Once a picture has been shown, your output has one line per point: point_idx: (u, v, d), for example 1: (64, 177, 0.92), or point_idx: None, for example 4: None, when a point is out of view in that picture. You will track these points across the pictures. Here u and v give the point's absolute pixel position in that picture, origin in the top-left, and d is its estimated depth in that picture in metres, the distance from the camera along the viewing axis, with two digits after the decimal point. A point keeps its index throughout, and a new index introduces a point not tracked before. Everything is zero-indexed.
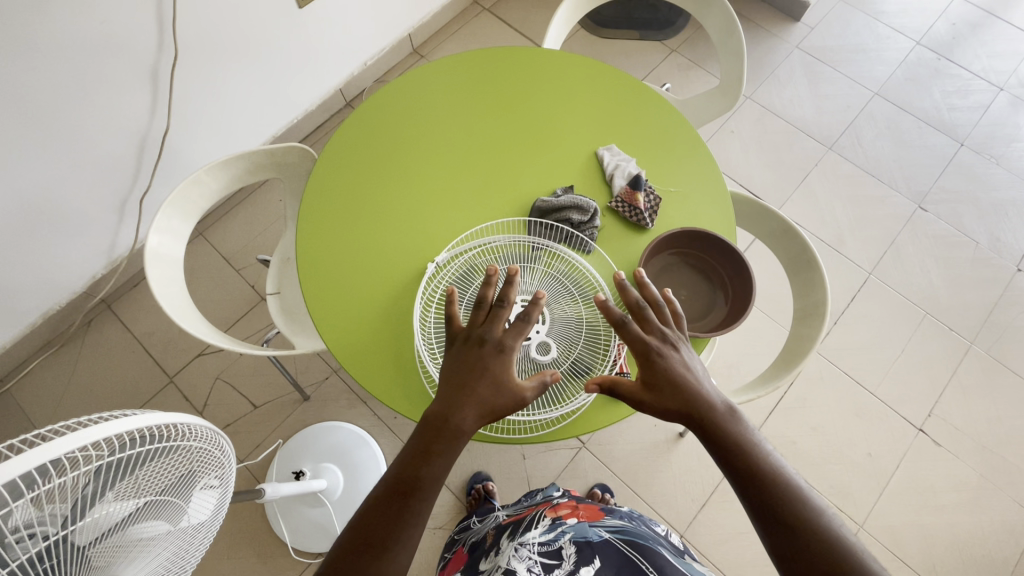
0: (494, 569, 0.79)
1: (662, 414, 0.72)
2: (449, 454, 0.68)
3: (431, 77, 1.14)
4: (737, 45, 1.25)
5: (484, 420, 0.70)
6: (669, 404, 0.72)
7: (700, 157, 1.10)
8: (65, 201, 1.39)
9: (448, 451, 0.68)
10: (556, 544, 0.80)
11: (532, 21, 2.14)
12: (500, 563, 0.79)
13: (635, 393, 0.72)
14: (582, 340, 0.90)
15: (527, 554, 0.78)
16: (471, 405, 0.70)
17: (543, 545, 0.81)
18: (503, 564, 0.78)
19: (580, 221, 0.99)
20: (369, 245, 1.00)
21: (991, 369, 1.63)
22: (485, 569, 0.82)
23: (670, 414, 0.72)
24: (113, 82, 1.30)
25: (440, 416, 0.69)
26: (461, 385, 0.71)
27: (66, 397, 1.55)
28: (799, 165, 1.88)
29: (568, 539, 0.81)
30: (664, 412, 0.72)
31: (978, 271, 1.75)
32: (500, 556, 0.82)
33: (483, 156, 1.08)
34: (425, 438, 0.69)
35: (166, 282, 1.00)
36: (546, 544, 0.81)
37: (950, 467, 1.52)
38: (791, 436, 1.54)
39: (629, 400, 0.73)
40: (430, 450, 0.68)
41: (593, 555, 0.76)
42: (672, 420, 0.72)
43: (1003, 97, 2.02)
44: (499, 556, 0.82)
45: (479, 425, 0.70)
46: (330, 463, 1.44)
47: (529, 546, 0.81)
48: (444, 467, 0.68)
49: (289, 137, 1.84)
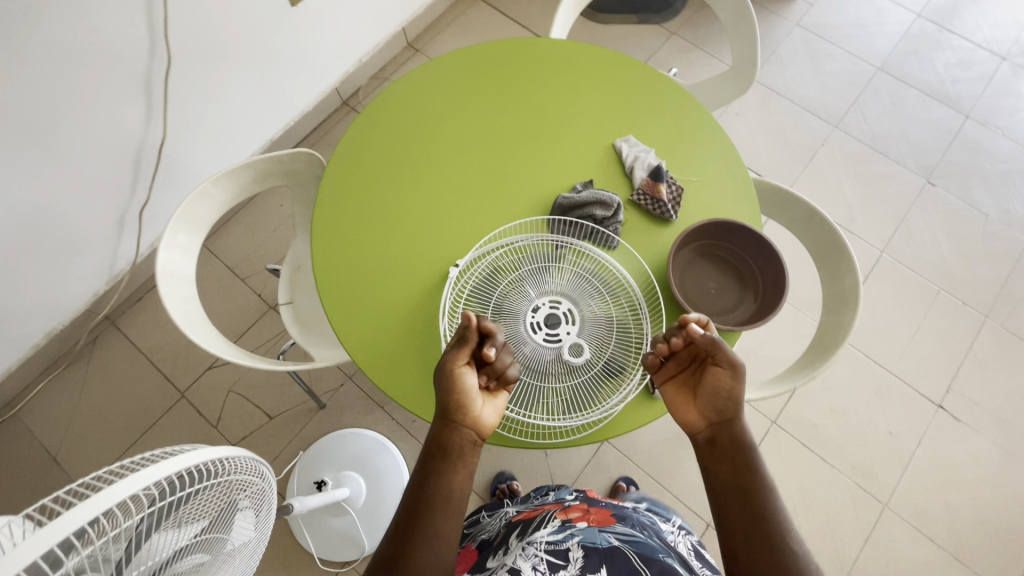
0: (500, 566, 0.78)
1: (728, 394, 0.75)
2: (455, 475, 0.72)
3: (433, 79, 1.10)
4: (748, 28, 1.21)
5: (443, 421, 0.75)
6: (737, 391, 0.75)
7: (718, 142, 1.07)
8: (64, 217, 1.35)
9: (455, 471, 0.73)
10: (564, 545, 0.78)
11: (529, 8, 2.09)
12: (507, 561, 0.78)
13: (735, 365, 0.75)
14: (613, 341, 0.88)
15: (533, 553, 0.77)
16: (472, 425, 0.75)
17: (550, 544, 0.79)
18: (508, 563, 0.77)
19: (603, 217, 0.96)
20: (389, 246, 0.97)
21: (1006, 342, 1.62)
22: (492, 567, 0.81)
23: (726, 401, 0.76)
24: (105, 92, 1.25)
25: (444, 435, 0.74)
26: (454, 406, 0.75)
27: (76, 418, 1.53)
28: (807, 145, 1.86)
29: (576, 542, 0.79)
30: (730, 394, 0.76)
31: (988, 243, 1.74)
32: (507, 555, 0.81)
33: (499, 152, 1.05)
34: (433, 460, 0.73)
35: (181, 301, 0.96)
36: (554, 543, 0.79)
37: (971, 442, 1.52)
38: (812, 420, 1.52)
39: (726, 365, 0.76)
40: (438, 467, 0.72)
41: (600, 563, 0.74)
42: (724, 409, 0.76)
43: (1006, 66, 2.00)
44: (507, 554, 0.81)
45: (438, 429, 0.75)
46: (352, 471, 1.42)
47: (537, 545, 0.79)
48: (456, 489, 0.72)
49: (286, 140, 1.80)
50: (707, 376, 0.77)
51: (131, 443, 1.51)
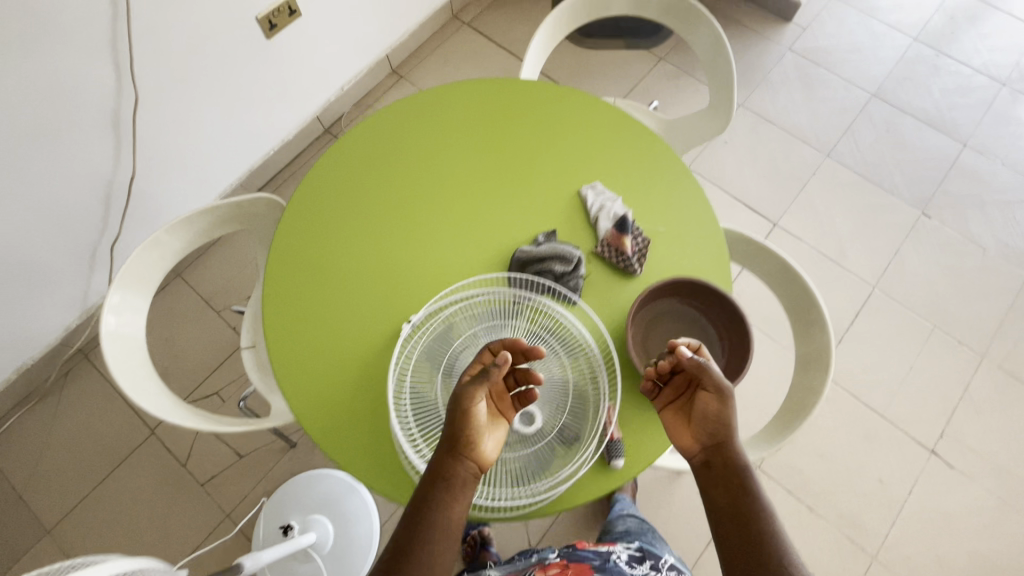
0: None
1: (717, 419, 0.74)
2: (455, 506, 0.71)
3: (399, 121, 1.07)
4: (726, 66, 1.17)
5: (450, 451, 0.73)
6: (726, 412, 0.74)
7: (689, 190, 1.03)
8: (30, 255, 1.33)
9: (455, 502, 0.71)
10: None
11: (516, 33, 2.07)
12: None
13: (721, 388, 0.74)
14: (570, 404, 0.84)
15: None
16: (473, 458, 0.73)
17: None
18: None
19: (564, 272, 0.91)
20: (344, 295, 0.94)
21: (1004, 384, 1.56)
22: None
23: (716, 426, 0.74)
24: (71, 131, 1.24)
25: (448, 464, 0.72)
26: (462, 436, 0.73)
27: (45, 454, 1.50)
28: (797, 175, 1.81)
29: None
30: (720, 419, 0.74)
31: (986, 279, 1.68)
32: None
33: (463, 195, 1.01)
34: (433, 487, 0.71)
35: (128, 355, 0.94)
36: None
37: (965, 490, 1.45)
38: (798, 465, 1.47)
39: (712, 389, 0.75)
40: (439, 495, 0.71)
41: None
42: (716, 435, 0.74)
43: (1006, 92, 1.94)
44: None
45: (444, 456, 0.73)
46: (319, 515, 1.38)
47: None
48: (454, 520, 0.71)
49: (266, 170, 1.78)
50: (696, 401, 0.76)
51: (98, 481, 1.48)
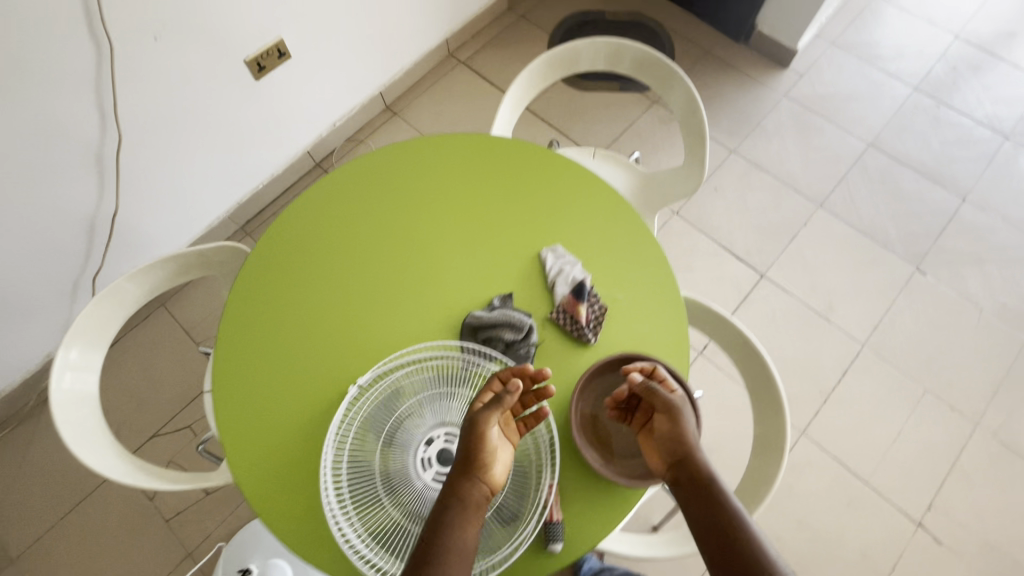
0: None
1: (672, 439, 0.77)
2: (469, 528, 0.70)
3: (364, 176, 1.07)
4: (699, 126, 1.15)
5: (464, 472, 0.73)
6: (680, 428, 0.77)
7: (651, 255, 1.01)
8: (12, 287, 1.36)
9: (469, 524, 0.71)
10: None
11: (510, 73, 2.08)
12: None
13: (670, 405, 0.78)
14: (510, 479, 0.81)
15: None
16: (487, 480, 0.74)
17: None
18: None
19: (514, 340, 0.91)
20: (297, 350, 0.94)
21: (998, 454, 1.49)
22: None
23: (673, 445, 0.77)
24: (54, 170, 1.27)
25: (463, 486, 0.73)
26: (477, 457, 0.74)
27: (16, 481, 1.51)
28: (786, 225, 1.78)
29: None
30: (675, 437, 0.77)
31: (982, 341, 1.62)
32: None
33: (425, 250, 1.01)
34: (448, 509, 0.71)
35: (78, 404, 0.94)
36: None
37: (953, 568, 1.38)
38: (775, 532, 1.41)
39: (662, 407, 0.78)
40: (454, 516, 0.70)
41: None
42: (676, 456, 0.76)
43: (1009, 146, 1.90)
44: None
45: (459, 478, 0.73)
46: (279, 560, 1.34)
47: None
48: (469, 543, 0.70)
49: (255, 203, 1.80)
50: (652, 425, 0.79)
51: (65, 512, 1.48)
